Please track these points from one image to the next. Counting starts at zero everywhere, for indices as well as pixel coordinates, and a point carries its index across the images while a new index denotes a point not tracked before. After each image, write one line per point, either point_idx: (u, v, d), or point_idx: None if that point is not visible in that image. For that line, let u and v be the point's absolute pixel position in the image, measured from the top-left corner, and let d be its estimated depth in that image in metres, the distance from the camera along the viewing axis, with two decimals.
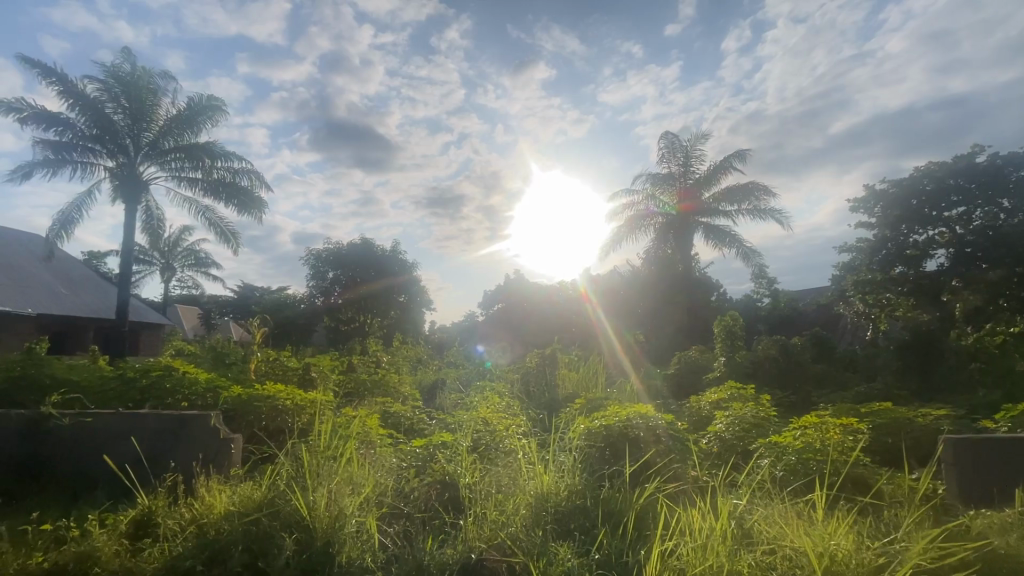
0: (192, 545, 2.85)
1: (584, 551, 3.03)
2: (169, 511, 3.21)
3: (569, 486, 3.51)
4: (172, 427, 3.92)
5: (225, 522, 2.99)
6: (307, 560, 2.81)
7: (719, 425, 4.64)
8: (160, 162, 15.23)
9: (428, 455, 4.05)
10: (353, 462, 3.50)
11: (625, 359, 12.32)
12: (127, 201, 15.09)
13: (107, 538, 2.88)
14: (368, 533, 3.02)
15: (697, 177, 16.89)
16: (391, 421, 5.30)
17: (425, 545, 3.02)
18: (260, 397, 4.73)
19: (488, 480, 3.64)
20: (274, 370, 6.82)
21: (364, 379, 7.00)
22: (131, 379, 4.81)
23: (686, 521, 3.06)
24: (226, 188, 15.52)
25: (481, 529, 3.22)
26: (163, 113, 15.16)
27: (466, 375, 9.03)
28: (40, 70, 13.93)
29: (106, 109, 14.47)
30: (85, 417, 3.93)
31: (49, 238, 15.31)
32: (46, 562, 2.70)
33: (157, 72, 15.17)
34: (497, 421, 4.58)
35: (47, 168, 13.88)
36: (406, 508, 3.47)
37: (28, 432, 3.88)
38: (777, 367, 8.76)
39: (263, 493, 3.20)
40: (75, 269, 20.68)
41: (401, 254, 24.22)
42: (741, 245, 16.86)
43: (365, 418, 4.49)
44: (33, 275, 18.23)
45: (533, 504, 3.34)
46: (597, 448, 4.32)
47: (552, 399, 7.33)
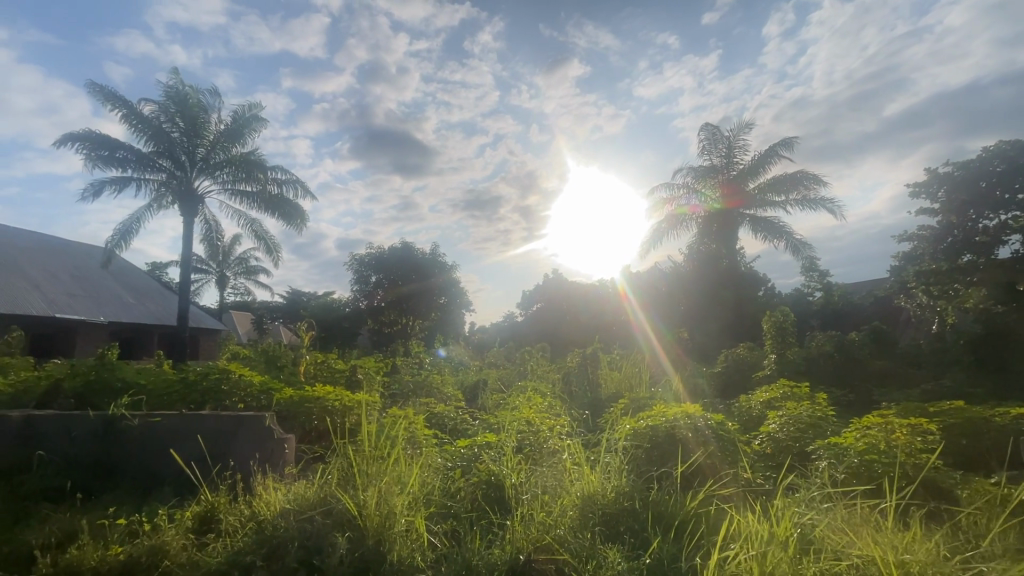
0: (251, 541, 2.97)
1: (635, 555, 2.95)
2: (229, 508, 3.37)
3: (617, 488, 3.44)
4: (231, 428, 4.12)
5: (281, 519, 3.11)
6: (362, 558, 2.88)
7: (771, 425, 4.46)
8: (213, 176, 16.07)
9: (472, 455, 4.06)
10: (400, 463, 3.56)
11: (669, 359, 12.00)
12: (183, 212, 16.03)
13: (176, 533, 3.04)
14: (417, 533, 3.07)
15: (741, 169, 16.34)
16: (436, 422, 5.38)
17: (473, 544, 3.02)
18: (310, 398, 4.93)
19: (535, 481, 3.62)
20: (323, 373, 7.08)
21: (409, 381, 7.14)
22: (191, 382, 5.06)
23: (745, 527, 2.95)
24: (273, 199, 16.28)
25: (529, 529, 3.18)
26: (213, 128, 16.06)
27: (507, 376, 9.01)
28: (104, 95, 14.96)
29: (164, 127, 15.37)
30: (152, 418, 4.18)
31: (110, 247, 16.36)
32: (122, 554, 2.85)
33: (205, 90, 16.01)
34: (540, 421, 4.56)
35: (113, 185, 14.87)
36: (452, 508, 3.49)
37: (103, 432, 4.14)
38: (832, 363, 8.35)
39: (316, 492, 3.30)
40: (140, 279, 22.12)
41: (440, 257, 24.57)
42: (790, 237, 16.16)
43: (411, 418, 4.58)
44: (104, 286, 19.61)
45: (579, 506, 3.31)
46: (643, 450, 4.23)
47: (594, 400, 7.22)
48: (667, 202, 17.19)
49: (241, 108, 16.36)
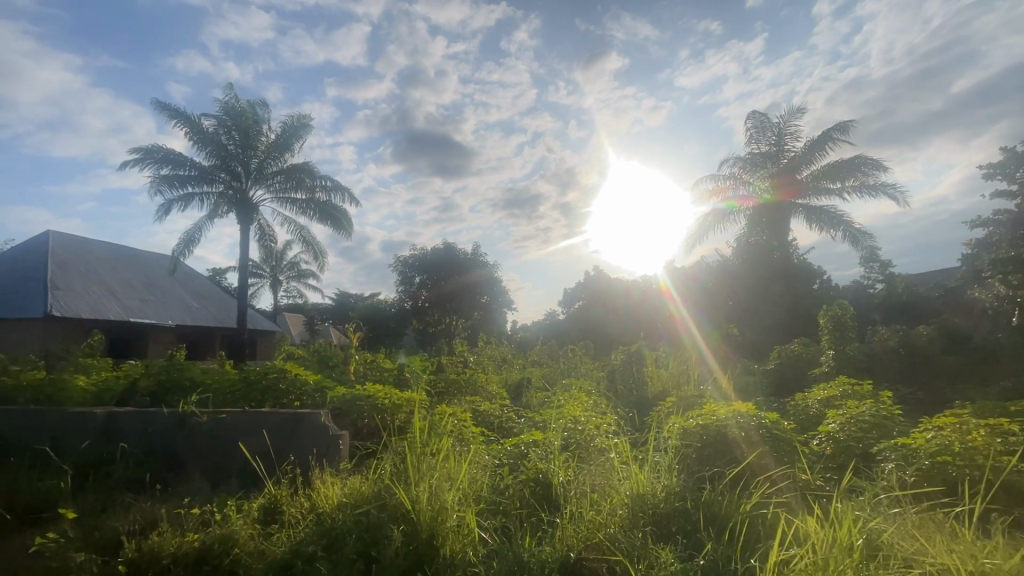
0: (313, 532, 3.12)
1: (687, 556, 2.91)
2: (290, 500, 3.56)
3: (667, 488, 3.39)
4: (290, 425, 4.34)
5: (339, 512, 3.25)
6: (417, 551, 2.97)
7: (831, 425, 4.25)
8: (266, 185, 16.90)
9: (519, 454, 4.07)
10: (449, 459, 3.63)
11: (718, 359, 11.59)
12: (240, 221, 16.91)
13: (244, 523, 3.24)
14: (468, 528, 3.13)
15: (792, 157, 15.71)
16: (482, 419, 5.45)
17: (523, 542, 3.05)
18: (362, 397, 5.11)
19: (583, 480, 3.61)
20: (373, 372, 7.33)
21: (454, 380, 7.24)
22: (252, 380, 5.35)
23: (807, 530, 2.84)
24: (321, 207, 17.06)
25: (579, 527, 3.17)
26: (264, 139, 16.87)
27: (551, 374, 8.99)
28: (169, 113, 16.00)
29: (222, 141, 16.25)
30: (219, 414, 4.46)
31: (176, 256, 17.50)
32: (197, 542, 3.04)
33: (258, 104, 16.85)
34: (586, 419, 4.54)
35: (181, 202, 15.97)
36: (501, 505, 3.52)
37: (174, 427, 4.44)
38: (896, 359, 7.87)
39: (371, 486, 3.43)
40: (203, 284, 23.52)
41: (482, 257, 24.84)
42: (848, 226, 15.31)
43: (459, 417, 4.66)
44: (171, 291, 21.00)
45: (629, 504, 3.28)
46: (694, 450, 4.13)
47: (640, 398, 7.13)
48: (714, 194, 16.67)
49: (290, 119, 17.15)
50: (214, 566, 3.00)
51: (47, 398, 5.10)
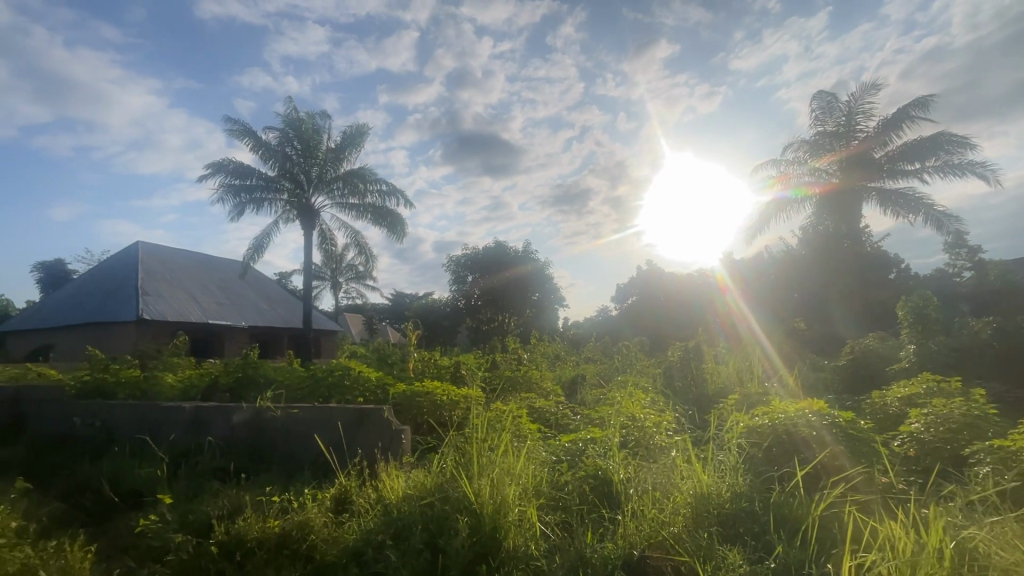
0: (381, 521, 3.27)
1: (757, 559, 2.81)
2: (359, 492, 3.74)
3: (733, 488, 3.28)
4: (356, 419, 4.56)
5: (405, 503, 3.39)
6: (480, 543, 3.04)
7: (914, 425, 3.95)
8: (327, 192, 17.76)
9: (578, 449, 4.07)
10: (508, 454, 3.68)
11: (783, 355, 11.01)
12: (304, 227, 17.84)
13: (318, 511, 3.44)
14: (529, 523, 3.16)
15: (863, 138, 14.70)
16: (538, 416, 5.49)
17: (585, 538, 3.06)
18: (422, 393, 5.28)
19: (643, 477, 3.57)
20: (431, 369, 7.54)
21: (509, 376, 7.33)
22: (319, 378, 5.65)
23: (889, 536, 2.67)
24: (378, 211, 17.81)
25: (641, 525, 3.14)
26: (324, 148, 17.71)
27: (606, 370, 8.91)
28: (238, 127, 17.11)
29: (286, 151, 17.18)
30: (292, 409, 4.75)
31: (247, 258, 18.65)
32: (278, 528, 3.26)
33: (317, 115, 17.71)
34: (645, 416, 4.48)
35: (251, 206, 17.00)
36: (562, 500, 3.53)
37: (253, 421, 4.78)
38: (990, 354, 7.19)
39: (433, 480, 3.55)
40: (272, 287, 25.03)
41: (532, 254, 24.87)
42: (930, 210, 14.12)
43: (516, 413, 4.72)
44: (244, 294, 22.52)
45: (692, 504, 3.20)
46: (760, 449, 3.97)
47: (700, 395, 6.92)
48: (780, 181, 15.76)
49: (348, 128, 17.97)
50: (293, 550, 3.21)
51: (142, 393, 5.62)
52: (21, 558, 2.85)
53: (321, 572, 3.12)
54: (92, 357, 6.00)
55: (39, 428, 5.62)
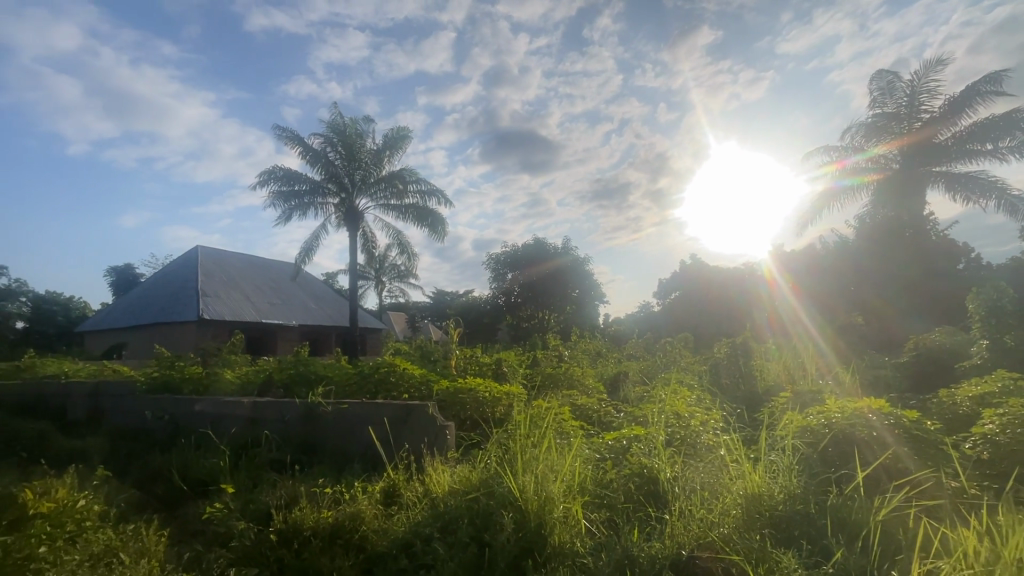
0: (428, 515, 3.35)
1: (814, 564, 2.70)
2: (406, 485, 3.85)
3: (786, 490, 3.17)
4: (402, 414, 4.69)
5: (451, 498, 3.46)
6: (525, 539, 3.07)
7: (987, 425, 3.67)
8: (370, 193, 18.27)
9: (621, 448, 4.01)
10: (551, 451, 3.68)
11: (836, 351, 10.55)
12: (349, 228, 18.43)
13: (368, 504, 3.55)
14: (574, 520, 3.16)
15: (927, 119, 13.77)
16: (580, 413, 5.47)
17: (632, 536, 3.02)
18: (465, 390, 5.36)
19: (691, 477, 3.50)
20: (473, 366, 7.63)
21: (552, 373, 7.32)
22: (366, 374, 5.82)
23: (963, 544, 2.50)
24: (419, 211, 18.23)
25: (689, 525, 3.08)
26: (367, 151, 18.20)
27: (649, 368, 8.75)
28: (287, 135, 17.81)
29: (331, 156, 17.76)
30: (341, 405, 4.93)
31: (297, 260, 19.44)
32: (332, 518, 3.39)
33: (360, 119, 18.21)
34: (690, 415, 4.39)
35: (300, 210, 17.66)
36: (607, 497, 3.50)
37: (306, 416, 4.99)
38: None
39: (478, 476, 3.60)
40: (319, 287, 25.97)
41: (572, 251, 24.73)
42: (1004, 194, 13.08)
43: (558, 411, 4.72)
44: (293, 294, 23.49)
45: (743, 505, 3.11)
46: (815, 450, 3.80)
47: (750, 393, 6.70)
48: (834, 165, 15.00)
49: (389, 130, 18.43)
50: (345, 540, 3.34)
51: (205, 388, 5.97)
52: (104, 540, 3.10)
53: (372, 561, 3.23)
54: (160, 355, 6.42)
55: (116, 420, 6.08)
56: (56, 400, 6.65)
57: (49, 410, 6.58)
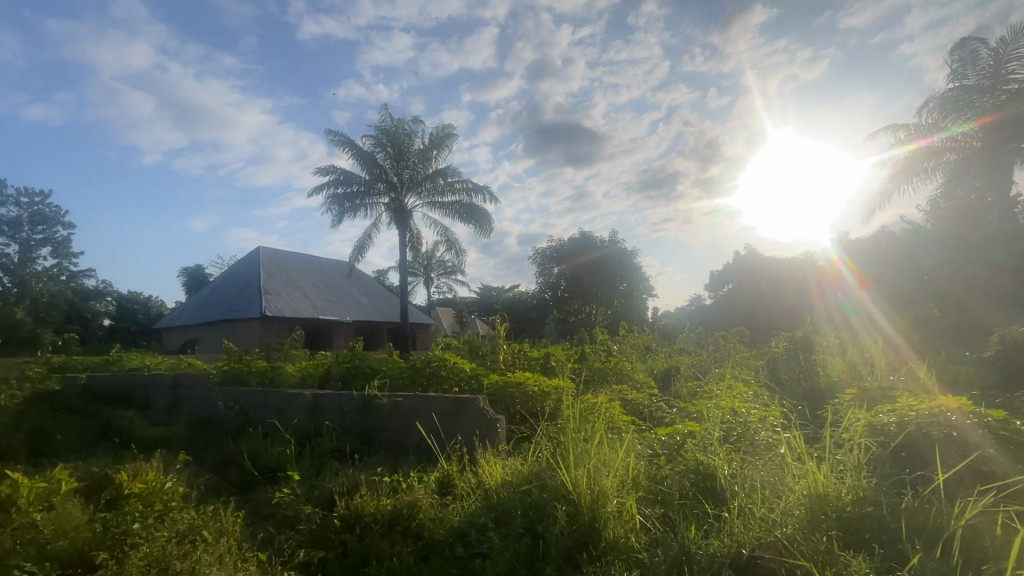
0: (482, 505, 3.42)
1: (887, 570, 2.55)
2: (460, 476, 3.95)
3: (855, 491, 3.00)
4: (454, 407, 4.80)
5: (504, 489, 3.51)
6: (579, 532, 3.08)
7: None
8: (418, 192, 18.70)
9: (675, 443, 3.93)
10: (603, 445, 3.66)
11: (906, 343, 9.93)
12: (398, 227, 18.94)
13: (424, 493, 3.66)
14: (629, 515, 3.14)
15: (1016, 90, 12.50)
16: (631, 409, 5.40)
17: (689, 533, 2.97)
18: (515, 384, 5.42)
19: (750, 475, 3.40)
20: (521, 360, 7.69)
21: (601, 367, 7.25)
22: (418, 367, 5.98)
23: None
24: (465, 208, 18.52)
25: (750, 525, 2.98)
26: (415, 151, 18.64)
27: (701, 362, 8.51)
28: (339, 139, 18.48)
29: (381, 157, 18.27)
30: (396, 397, 5.10)
31: (351, 258, 20.19)
32: (390, 506, 3.53)
33: (407, 120, 18.62)
34: (748, 411, 4.25)
35: (351, 211, 18.27)
36: (661, 493, 3.45)
37: (363, 407, 5.20)
38: None
39: (531, 468, 3.64)
40: (371, 283, 26.85)
41: (619, 243, 24.34)
42: None
43: (609, 405, 4.69)
44: (347, 291, 24.43)
45: (807, 505, 2.98)
46: (886, 450, 3.57)
47: (812, 389, 6.39)
48: (907, 145, 13.99)
49: (437, 129, 18.78)
50: (404, 526, 3.47)
51: (270, 380, 6.34)
52: (188, 519, 3.35)
53: (430, 548, 3.34)
54: (229, 349, 6.88)
55: (192, 410, 6.56)
56: (140, 390, 7.25)
57: (134, 400, 7.17)
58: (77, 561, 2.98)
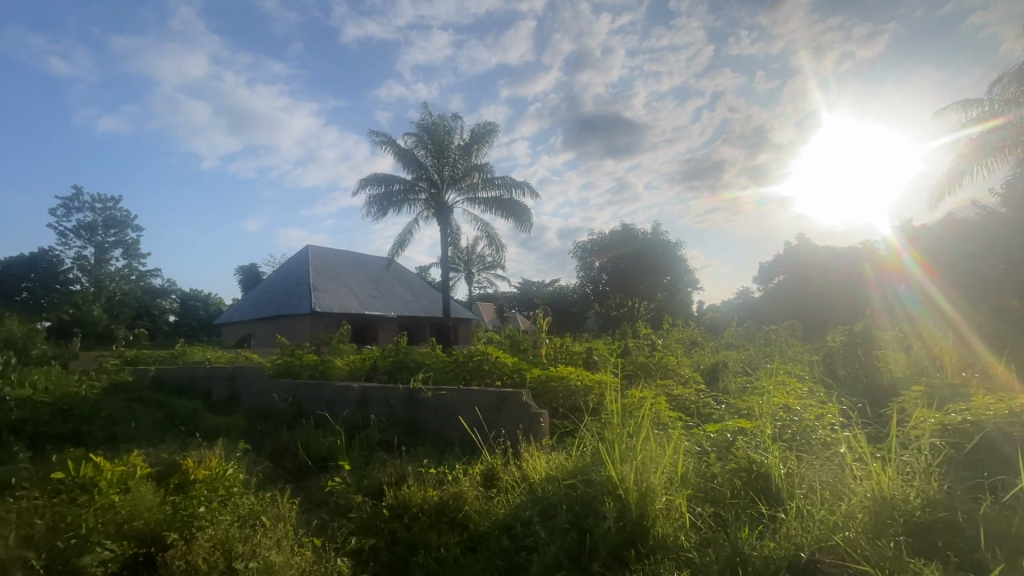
0: (528, 498, 3.43)
1: None
2: (504, 469, 3.97)
3: (925, 494, 2.82)
4: (497, 400, 4.83)
5: (548, 484, 3.50)
6: (627, 528, 3.02)
7: None
8: (458, 188, 18.89)
9: (726, 441, 3.80)
10: (650, 440, 3.58)
11: (972, 335, 9.34)
12: (439, 223, 19.21)
13: (469, 485, 3.69)
14: (678, 512, 3.07)
15: None
16: (678, 404, 5.26)
17: (742, 533, 2.87)
18: (557, 378, 5.40)
19: (808, 476, 3.24)
20: (563, 355, 7.64)
21: (645, 361, 7.10)
22: (461, 362, 6.04)
23: None
24: (505, 203, 18.59)
25: (809, 526, 2.85)
26: (455, 148, 18.83)
27: (751, 357, 8.18)
28: (382, 138, 18.89)
29: (422, 155, 18.56)
30: (440, 391, 5.19)
31: (392, 253, 20.62)
32: (436, 497, 3.60)
33: (448, 117, 18.82)
34: (804, 408, 4.06)
35: (393, 208, 18.63)
36: (711, 492, 3.34)
37: (408, 400, 5.32)
38: None
39: (575, 463, 3.62)
40: (414, 278, 27.39)
41: (662, 235, 23.73)
42: None
43: (655, 401, 4.59)
44: (391, 287, 25.04)
45: (871, 507, 2.82)
46: (959, 451, 3.34)
47: (873, 386, 6.02)
48: (979, 124, 12.60)
49: (478, 127, 18.93)
50: (451, 517, 3.52)
51: (320, 373, 6.60)
52: (248, 505, 3.54)
53: (476, 540, 3.38)
54: (282, 343, 7.20)
55: (249, 401, 6.90)
56: (203, 382, 7.68)
57: (198, 391, 7.60)
58: (150, 541, 3.19)
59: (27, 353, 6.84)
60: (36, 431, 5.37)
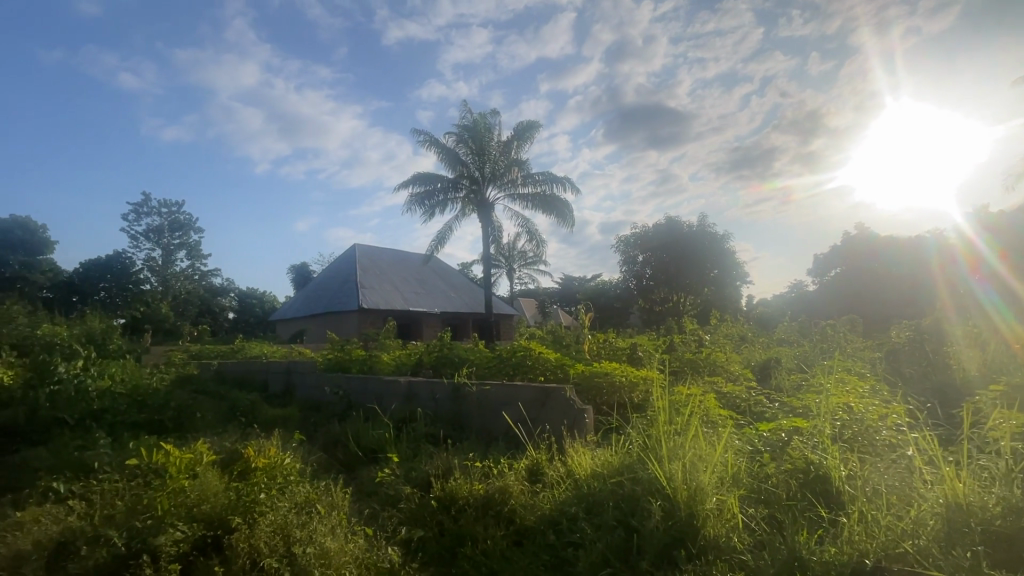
0: (573, 495, 3.42)
1: None
2: (549, 465, 3.97)
3: (1005, 500, 2.61)
4: (541, 396, 4.83)
5: (594, 480, 3.48)
6: (676, 527, 2.96)
7: None
8: (499, 185, 18.96)
9: (781, 440, 3.65)
10: (699, 438, 3.48)
11: None
12: (481, 220, 19.35)
13: (514, 480, 3.72)
14: (730, 514, 2.97)
15: None
16: (728, 402, 5.09)
17: (800, 537, 2.75)
18: (602, 374, 5.34)
19: (871, 478, 3.07)
20: (607, 351, 7.54)
21: (692, 358, 6.91)
22: (504, 357, 6.08)
23: None
24: (546, 199, 18.54)
25: (874, 532, 2.69)
26: (495, 144, 18.92)
27: (805, 354, 7.81)
28: (425, 137, 19.17)
29: (463, 153, 18.72)
30: (484, 386, 5.23)
31: (433, 251, 20.94)
32: (483, 490, 3.65)
33: (487, 114, 18.90)
34: (865, 408, 3.84)
35: (436, 207, 18.91)
36: (766, 493, 3.22)
37: (453, 395, 5.40)
38: None
39: (621, 459, 3.57)
40: (456, 275, 27.75)
41: (708, 228, 22.96)
42: None
43: (705, 398, 4.46)
44: (435, 283, 25.49)
45: (943, 514, 2.64)
46: None
47: (942, 385, 5.64)
48: None
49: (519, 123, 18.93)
50: (497, 511, 3.55)
51: (369, 368, 6.82)
52: (304, 493, 3.70)
53: (522, 534, 3.40)
54: (332, 338, 7.47)
55: (303, 393, 7.21)
56: (261, 375, 8.08)
57: (256, 384, 8.01)
58: (217, 524, 3.38)
59: (106, 347, 7.39)
60: (115, 419, 5.80)
